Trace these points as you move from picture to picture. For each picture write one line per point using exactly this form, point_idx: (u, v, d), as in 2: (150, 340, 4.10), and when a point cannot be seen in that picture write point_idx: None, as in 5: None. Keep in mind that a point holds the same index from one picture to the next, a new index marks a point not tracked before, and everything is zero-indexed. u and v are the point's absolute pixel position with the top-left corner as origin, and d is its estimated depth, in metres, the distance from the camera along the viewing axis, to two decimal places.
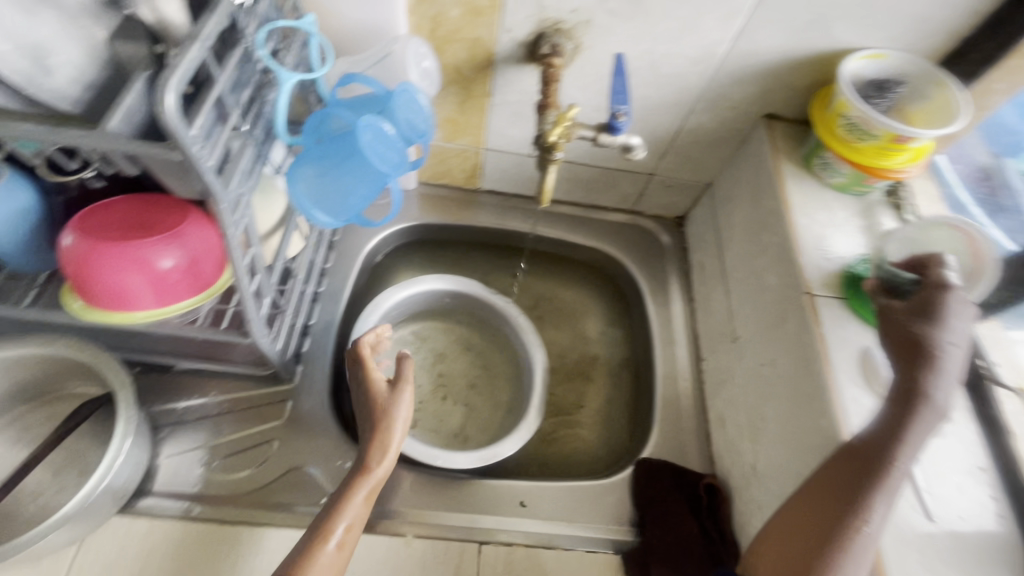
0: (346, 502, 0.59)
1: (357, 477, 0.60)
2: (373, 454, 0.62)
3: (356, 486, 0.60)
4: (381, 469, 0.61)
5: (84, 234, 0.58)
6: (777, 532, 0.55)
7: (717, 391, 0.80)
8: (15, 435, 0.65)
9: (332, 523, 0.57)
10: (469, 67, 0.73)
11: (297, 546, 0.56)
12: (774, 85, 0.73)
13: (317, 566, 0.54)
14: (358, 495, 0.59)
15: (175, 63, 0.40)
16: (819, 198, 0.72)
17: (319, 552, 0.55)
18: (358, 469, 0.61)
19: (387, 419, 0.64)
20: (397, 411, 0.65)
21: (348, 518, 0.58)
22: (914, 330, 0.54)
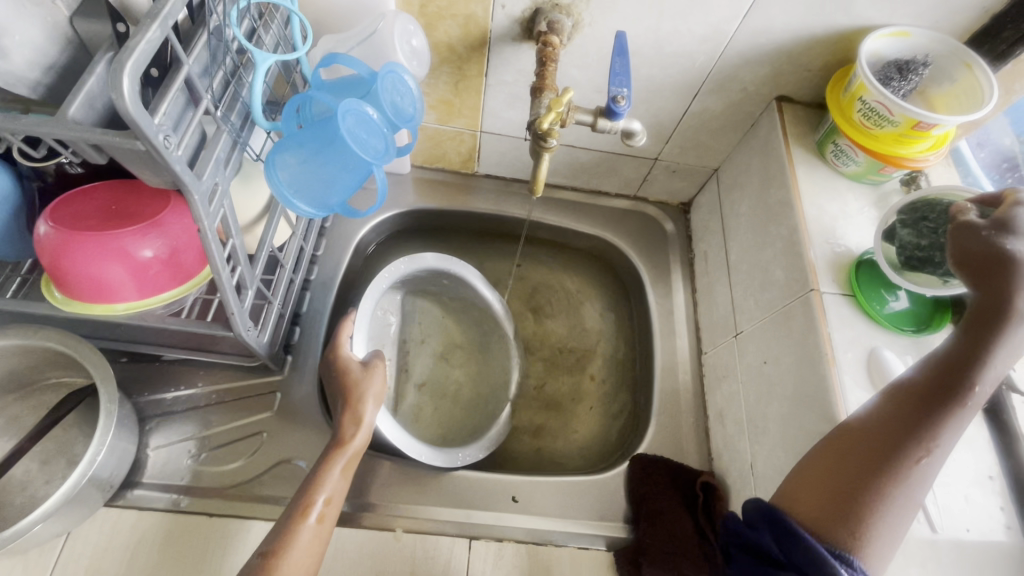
0: (322, 476, 0.60)
1: (332, 451, 0.62)
2: (347, 428, 0.63)
3: (332, 461, 0.61)
4: (355, 441, 0.63)
5: (60, 224, 0.56)
6: (824, 457, 0.50)
7: (717, 387, 0.77)
8: (2, 425, 0.65)
9: (312, 497, 0.58)
10: (463, 45, 0.69)
11: (278, 523, 0.56)
12: (788, 65, 0.68)
13: (300, 540, 0.55)
14: (335, 469, 0.61)
15: (133, 45, 0.38)
16: (831, 187, 0.68)
17: (300, 527, 0.56)
18: (333, 444, 0.63)
19: (357, 394, 0.65)
20: (369, 384, 0.67)
21: (327, 492, 0.59)
22: (994, 243, 0.48)
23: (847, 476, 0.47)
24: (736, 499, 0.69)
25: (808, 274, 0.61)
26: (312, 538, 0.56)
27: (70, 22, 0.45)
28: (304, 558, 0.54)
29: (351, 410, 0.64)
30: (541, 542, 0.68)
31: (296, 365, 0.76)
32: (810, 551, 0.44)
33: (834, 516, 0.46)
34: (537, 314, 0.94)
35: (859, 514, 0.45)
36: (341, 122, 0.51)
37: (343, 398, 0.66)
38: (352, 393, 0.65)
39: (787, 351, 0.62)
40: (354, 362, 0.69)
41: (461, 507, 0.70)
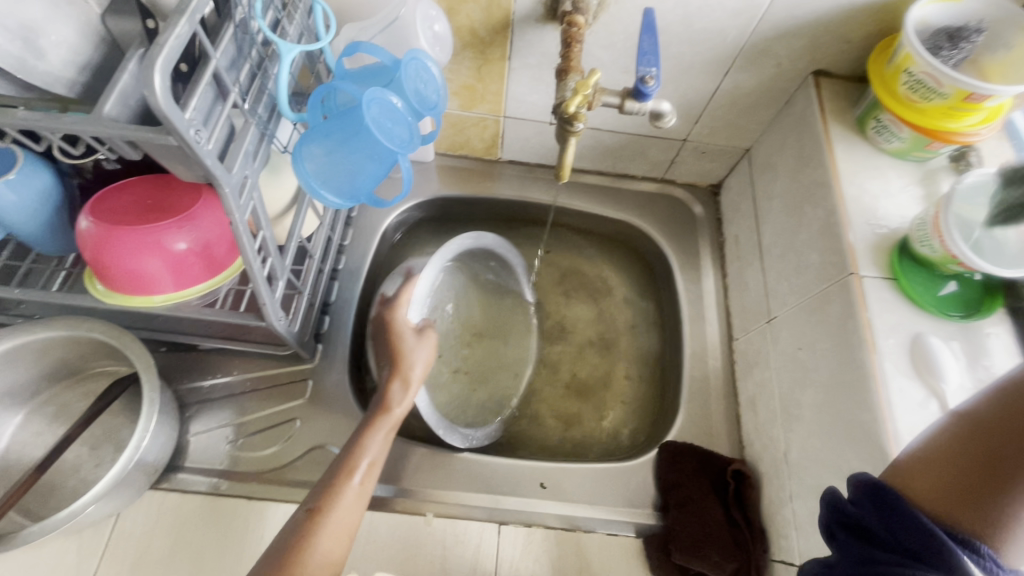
0: (367, 440, 0.61)
1: (379, 415, 0.63)
2: (395, 394, 0.64)
3: (377, 425, 0.62)
4: (401, 408, 0.64)
5: (99, 218, 0.58)
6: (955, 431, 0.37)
7: (749, 374, 0.76)
8: (53, 412, 0.68)
9: (356, 459, 0.59)
10: (486, 28, 0.67)
11: (323, 481, 0.58)
12: (827, 37, 0.65)
13: (344, 501, 0.56)
14: (379, 434, 0.62)
15: (164, 40, 0.38)
16: (872, 165, 0.65)
17: (344, 488, 0.57)
18: (380, 407, 0.63)
19: (406, 362, 0.66)
20: (418, 352, 0.67)
21: (371, 457, 0.60)
22: None
23: (998, 458, 0.35)
24: (768, 487, 0.68)
25: (847, 257, 0.59)
26: (355, 501, 0.57)
27: (103, 20, 0.46)
28: (346, 520, 0.56)
29: (400, 376, 0.65)
30: (570, 527, 0.69)
31: (326, 353, 0.77)
32: (929, 535, 0.34)
33: (985, 510, 0.34)
34: (563, 301, 0.93)
35: (1010, 501, 0.34)
36: (366, 112, 0.50)
37: (390, 362, 0.66)
38: (402, 360, 0.66)
39: (823, 337, 0.60)
40: (406, 328, 0.68)
41: (490, 493, 0.71)
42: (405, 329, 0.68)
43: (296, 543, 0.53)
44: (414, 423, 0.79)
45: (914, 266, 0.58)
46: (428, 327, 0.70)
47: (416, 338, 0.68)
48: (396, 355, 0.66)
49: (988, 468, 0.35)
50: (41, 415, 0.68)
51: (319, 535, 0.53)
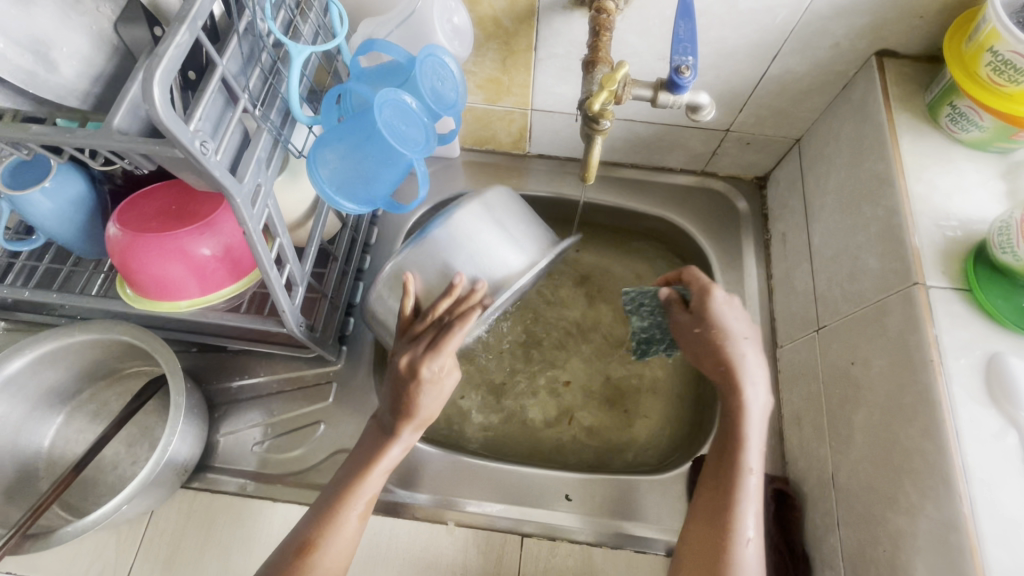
0: (365, 479, 0.57)
1: (381, 454, 0.58)
2: (401, 434, 0.59)
3: (377, 465, 0.58)
4: (403, 447, 0.59)
5: (126, 225, 0.59)
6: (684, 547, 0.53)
7: (794, 385, 0.70)
8: (93, 410, 0.71)
9: (353, 497, 0.56)
10: (509, 17, 0.63)
11: (317, 514, 0.56)
12: (894, 12, 0.57)
13: (338, 540, 0.54)
14: (377, 473, 0.58)
15: (163, 50, 0.36)
16: (945, 158, 0.57)
17: (340, 526, 0.55)
18: (382, 444, 0.59)
19: (421, 407, 0.58)
20: (431, 388, 0.58)
21: (367, 494, 0.57)
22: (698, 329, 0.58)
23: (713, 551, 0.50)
24: (814, 511, 0.63)
25: (912, 263, 0.52)
26: (348, 540, 0.55)
27: (115, 28, 0.45)
28: (339, 556, 0.54)
29: (410, 420, 0.58)
30: (594, 543, 0.66)
31: (351, 355, 0.76)
32: None
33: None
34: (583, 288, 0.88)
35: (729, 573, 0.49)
36: (378, 114, 0.48)
37: (397, 391, 0.59)
38: (415, 402, 0.58)
39: (880, 352, 0.54)
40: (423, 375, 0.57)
41: (514, 504, 0.69)
42: (427, 378, 0.57)
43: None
44: (438, 428, 0.78)
45: (992, 273, 0.50)
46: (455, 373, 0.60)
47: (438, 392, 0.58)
48: (411, 401, 0.58)
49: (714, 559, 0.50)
50: (83, 414, 0.70)
51: (309, 575, 0.52)
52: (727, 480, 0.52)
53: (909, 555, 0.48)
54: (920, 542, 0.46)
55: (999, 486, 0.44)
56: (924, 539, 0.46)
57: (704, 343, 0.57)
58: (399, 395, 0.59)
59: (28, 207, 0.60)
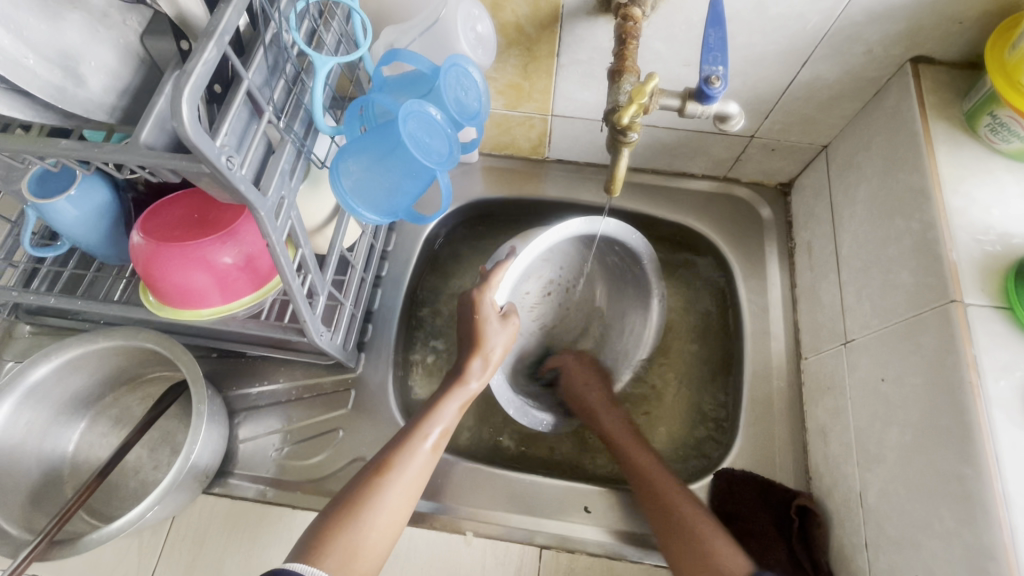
0: (441, 409, 0.64)
1: (454, 386, 0.66)
2: (473, 369, 0.67)
3: (451, 396, 0.65)
4: (477, 383, 0.67)
5: (149, 234, 0.59)
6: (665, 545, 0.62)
7: (820, 399, 0.68)
8: (116, 416, 0.72)
9: (428, 427, 0.63)
10: (532, 23, 0.62)
11: (395, 440, 0.62)
12: (932, 18, 0.55)
13: (413, 463, 0.60)
14: (452, 405, 0.65)
15: (191, 67, 0.36)
16: (984, 169, 0.55)
17: (415, 452, 0.61)
18: (455, 380, 0.67)
19: (489, 341, 0.67)
20: (497, 335, 0.68)
21: (441, 426, 0.63)
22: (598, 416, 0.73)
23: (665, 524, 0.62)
24: (840, 529, 0.61)
25: (948, 280, 0.50)
26: (420, 466, 0.61)
27: (142, 41, 0.45)
28: (411, 481, 0.60)
29: (480, 354, 0.67)
30: (614, 556, 0.66)
31: (369, 362, 0.76)
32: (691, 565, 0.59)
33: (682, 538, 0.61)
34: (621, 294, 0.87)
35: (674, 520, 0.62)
36: (403, 126, 0.47)
37: (468, 339, 0.68)
38: (485, 337, 0.67)
39: (913, 370, 0.53)
40: (490, 316, 0.68)
41: (532, 515, 0.68)
42: (492, 313, 0.68)
43: (365, 494, 0.57)
44: (456, 436, 0.78)
45: None
46: (511, 313, 0.71)
47: (496, 325, 0.68)
48: (479, 334, 0.67)
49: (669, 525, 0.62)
50: (106, 419, 0.71)
51: (384, 490, 0.58)
52: (624, 452, 0.70)
53: None
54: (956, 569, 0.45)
55: None
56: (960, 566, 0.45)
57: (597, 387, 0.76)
58: (471, 332, 0.68)
59: (54, 215, 0.61)
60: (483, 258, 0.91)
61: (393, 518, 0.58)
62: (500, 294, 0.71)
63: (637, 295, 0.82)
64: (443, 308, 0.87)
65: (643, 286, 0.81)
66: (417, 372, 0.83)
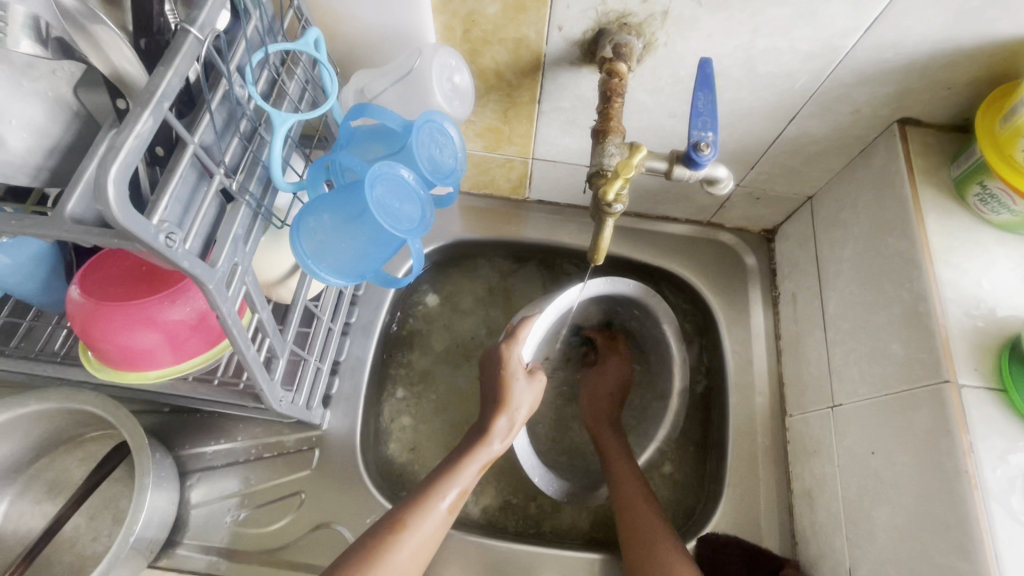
0: (463, 468, 0.60)
1: (478, 445, 0.62)
2: (497, 428, 0.63)
3: (475, 456, 0.61)
4: (500, 444, 0.63)
5: (88, 291, 0.53)
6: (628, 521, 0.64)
7: (806, 461, 0.66)
8: (51, 480, 0.66)
9: (447, 485, 0.58)
10: (513, 70, 0.59)
11: (409, 496, 0.58)
12: (921, 82, 0.54)
13: (427, 524, 0.56)
14: (474, 465, 0.61)
15: (122, 139, 0.32)
16: (972, 239, 0.54)
17: (430, 511, 0.56)
18: (480, 437, 0.63)
19: (515, 399, 0.64)
20: (523, 393, 0.65)
21: (461, 486, 0.59)
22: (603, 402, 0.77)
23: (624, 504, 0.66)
24: None
25: (942, 357, 0.49)
26: (433, 528, 0.56)
27: (75, 93, 0.40)
28: (423, 543, 0.55)
29: (507, 413, 0.64)
30: None
31: (336, 417, 0.72)
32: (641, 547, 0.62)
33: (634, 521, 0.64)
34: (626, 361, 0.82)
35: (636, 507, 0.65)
36: (370, 191, 0.44)
37: (493, 394, 0.65)
38: (511, 394, 0.64)
39: (905, 448, 0.50)
40: (519, 370, 0.66)
41: None
42: (519, 368, 0.66)
43: (375, 552, 0.52)
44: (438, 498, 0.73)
45: None
46: (537, 369, 0.68)
47: (520, 379, 0.65)
48: (505, 388, 0.64)
49: (627, 509, 0.65)
50: (40, 484, 0.65)
51: (396, 552, 0.53)
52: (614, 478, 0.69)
53: None
54: None
55: None
56: None
57: (614, 395, 0.77)
58: (496, 387, 0.65)
59: None
60: (458, 299, 0.87)
61: None
62: (527, 349, 0.69)
63: (660, 358, 0.79)
64: (417, 356, 0.83)
65: (665, 342, 0.78)
66: (389, 424, 0.78)
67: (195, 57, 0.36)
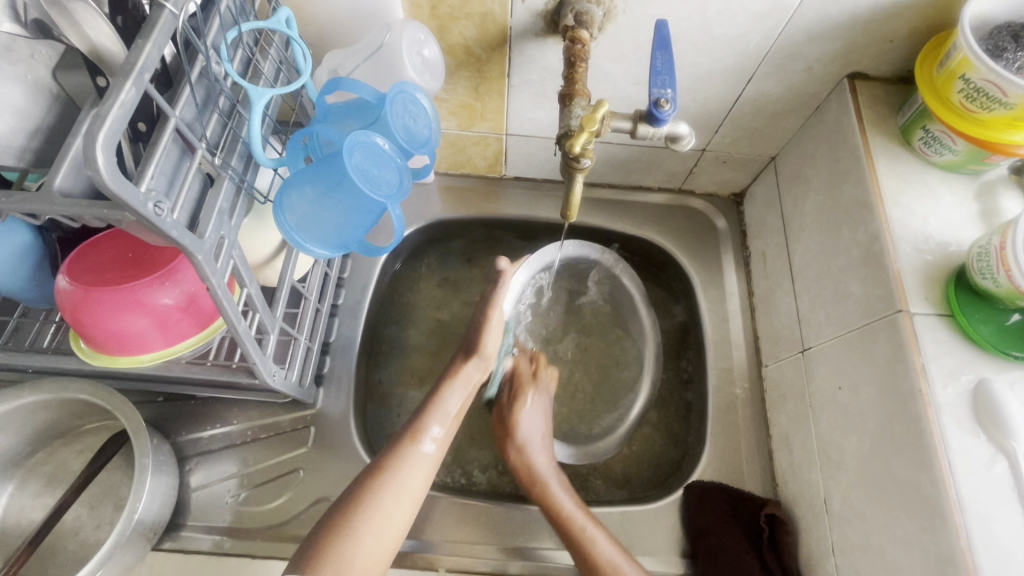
0: (436, 409, 0.63)
1: (448, 386, 0.66)
2: (468, 370, 0.67)
3: (448, 396, 0.65)
4: (467, 377, 0.67)
5: (75, 278, 0.54)
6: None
7: (782, 406, 0.70)
8: (50, 473, 0.67)
9: (423, 426, 0.61)
10: (481, 45, 0.61)
11: (388, 443, 0.60)
12: (865, 37, 0.57)
13: (409, 464, 0.58)
14: (449, 405, 0.64)
15: (105, 110, 0.33)
16: (919, 181, 0.57)
17: (410, 452, 0.59)
18: (444, 378, 0.66)
19: (486, 343, 0.68)
20: (493, 335, 0.69)
21: (437, 425, 0.62)
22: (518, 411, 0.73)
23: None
24: (808, 537, 0.62)
25: (895, 290, 0.52)
26: (418, 468, 0.58)
27: (54, 75, 0.41)
28: (409, 482, 0.57)
29: (478, 357, 0.68)
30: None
31: (329, 395, 0.73)
32: None
33: None
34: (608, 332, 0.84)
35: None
36: (348, 159, 0.46)
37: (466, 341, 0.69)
38: (483, 338, 0.68)
39: (867, 379, 0.54)
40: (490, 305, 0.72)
41: (506, 544, 0.67)
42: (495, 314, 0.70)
43: (363, 497, 0.55)
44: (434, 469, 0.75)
45: (972, 295, 0.51)
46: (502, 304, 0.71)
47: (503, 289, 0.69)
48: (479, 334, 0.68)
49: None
50: (39, 477, 0.66)
51: (381, 492, 0.55)
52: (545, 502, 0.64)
53: None
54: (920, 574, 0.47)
55: (993, 517, 0.45)
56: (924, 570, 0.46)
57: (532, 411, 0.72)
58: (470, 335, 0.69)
59: None
60: (440, 278, 0.88)
61: (389, 522, 0.55)
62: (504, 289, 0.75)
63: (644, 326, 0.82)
64: (405, 335, 0.85)
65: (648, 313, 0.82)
66: (383, 402, 0.80)
67: (171, 32, 0.38)
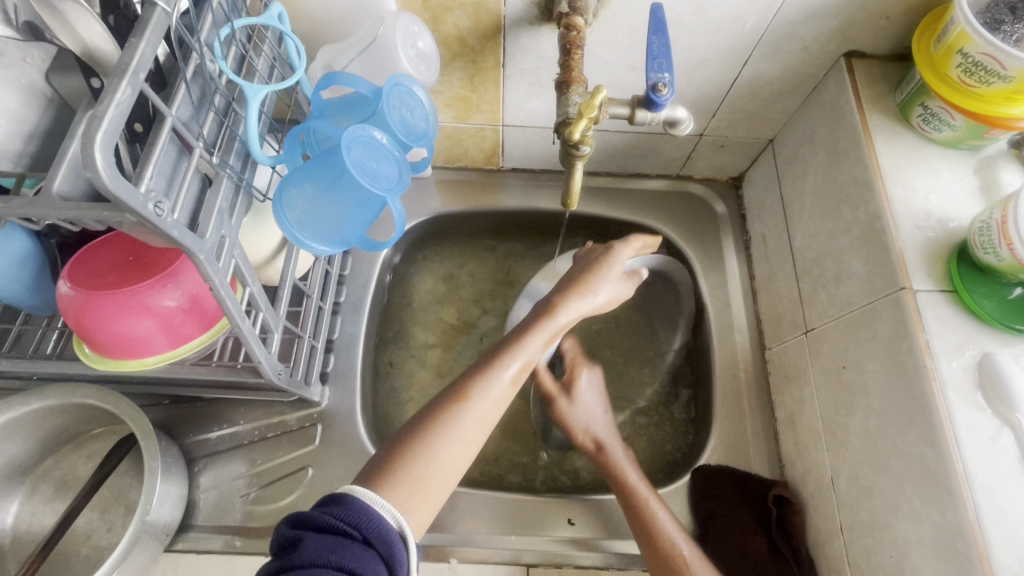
0: (528, 342, 0.57)
1: (543, 320, 0.58)
2: (568, 306, 0.60)
3: (540, 331, 0.58)
4: (568, 322, 0.59)
5: (76, 283, 0.54)
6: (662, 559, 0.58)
7: (787, 388, 0.70)
8: (59, 479, 0.67)
9: (512, 355, 0.55)
10: (475, 35, 0.61)
11: (473, 366, 0.55)
12: (860, 15, 0.57)
13: (493, 392, 0.53)
14: (539, 338, 0.57)
15: (103, 110, 0.33)
16: (919, 158, 0.57)
17: (495, 377, 0.54)
18: (548, 312, 0.59)
19: (599, 286, 0.62)
20: (605, 277, 0.63)
21: (525, 358, 0.56)
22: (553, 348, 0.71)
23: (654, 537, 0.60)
24: (815, 515, 0.63)
25: (897, 268, 0.52)
26: (500, 394, 0.54)
27: (47, 79, 0.41)
28: (487, 408, 0.52)
29: (583, 295, 0.61)
30: (604, 566, 0.65)
31: (335, 392, 0.74)
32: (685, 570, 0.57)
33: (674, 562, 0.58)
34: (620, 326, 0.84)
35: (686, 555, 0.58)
36: (347, 154, 0.46)
37: (570, 278, 0.64)
38: (593, 280, 0.62)
39: (872, 357, 0.54)
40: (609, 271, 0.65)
41: (517, 534, 0.67)
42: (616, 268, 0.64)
43: (440, 418, 0.51)
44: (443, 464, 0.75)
45: (974, 270, 0.51)
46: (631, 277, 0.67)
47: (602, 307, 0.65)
48: (587, 275, 0.63)
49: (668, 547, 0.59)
50: (49, 483, 0.66)
51: (459, 416, 0.51)
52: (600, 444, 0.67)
53: (918, 562, 0.48)
54: (929, 547, 0.47)
55: (1000, 490, 0.45)
56: (933, 544, 0.47)
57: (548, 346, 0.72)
58: (581, 273, 0.63)
59: None
60: (442, 272, 0.88)
61: (460, 446, 0.50)
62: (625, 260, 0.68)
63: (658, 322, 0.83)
64: (408, 330, 0.85)
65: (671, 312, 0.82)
66: (389, 398, 0.80)
67: (164, 29, 0.37)
